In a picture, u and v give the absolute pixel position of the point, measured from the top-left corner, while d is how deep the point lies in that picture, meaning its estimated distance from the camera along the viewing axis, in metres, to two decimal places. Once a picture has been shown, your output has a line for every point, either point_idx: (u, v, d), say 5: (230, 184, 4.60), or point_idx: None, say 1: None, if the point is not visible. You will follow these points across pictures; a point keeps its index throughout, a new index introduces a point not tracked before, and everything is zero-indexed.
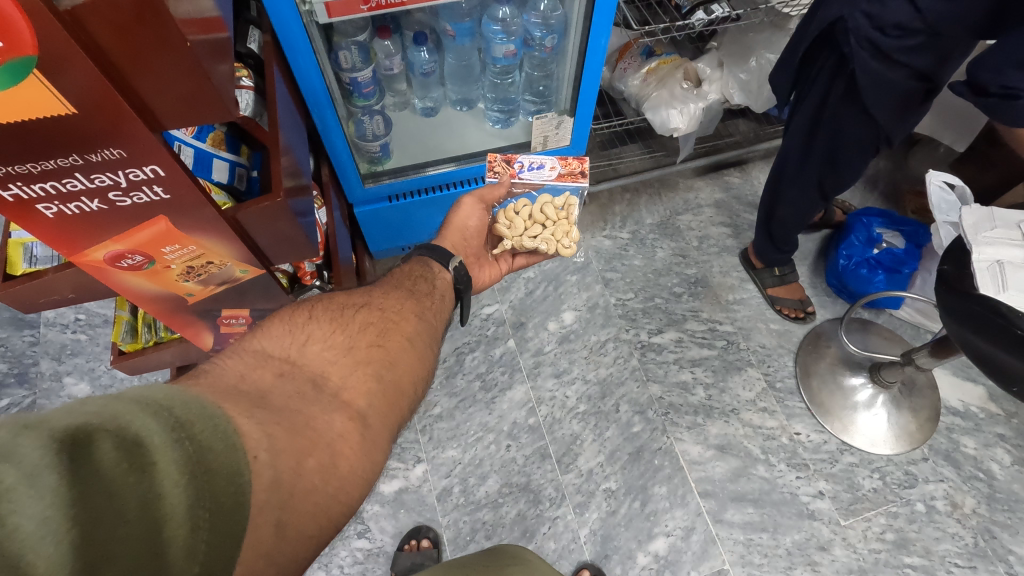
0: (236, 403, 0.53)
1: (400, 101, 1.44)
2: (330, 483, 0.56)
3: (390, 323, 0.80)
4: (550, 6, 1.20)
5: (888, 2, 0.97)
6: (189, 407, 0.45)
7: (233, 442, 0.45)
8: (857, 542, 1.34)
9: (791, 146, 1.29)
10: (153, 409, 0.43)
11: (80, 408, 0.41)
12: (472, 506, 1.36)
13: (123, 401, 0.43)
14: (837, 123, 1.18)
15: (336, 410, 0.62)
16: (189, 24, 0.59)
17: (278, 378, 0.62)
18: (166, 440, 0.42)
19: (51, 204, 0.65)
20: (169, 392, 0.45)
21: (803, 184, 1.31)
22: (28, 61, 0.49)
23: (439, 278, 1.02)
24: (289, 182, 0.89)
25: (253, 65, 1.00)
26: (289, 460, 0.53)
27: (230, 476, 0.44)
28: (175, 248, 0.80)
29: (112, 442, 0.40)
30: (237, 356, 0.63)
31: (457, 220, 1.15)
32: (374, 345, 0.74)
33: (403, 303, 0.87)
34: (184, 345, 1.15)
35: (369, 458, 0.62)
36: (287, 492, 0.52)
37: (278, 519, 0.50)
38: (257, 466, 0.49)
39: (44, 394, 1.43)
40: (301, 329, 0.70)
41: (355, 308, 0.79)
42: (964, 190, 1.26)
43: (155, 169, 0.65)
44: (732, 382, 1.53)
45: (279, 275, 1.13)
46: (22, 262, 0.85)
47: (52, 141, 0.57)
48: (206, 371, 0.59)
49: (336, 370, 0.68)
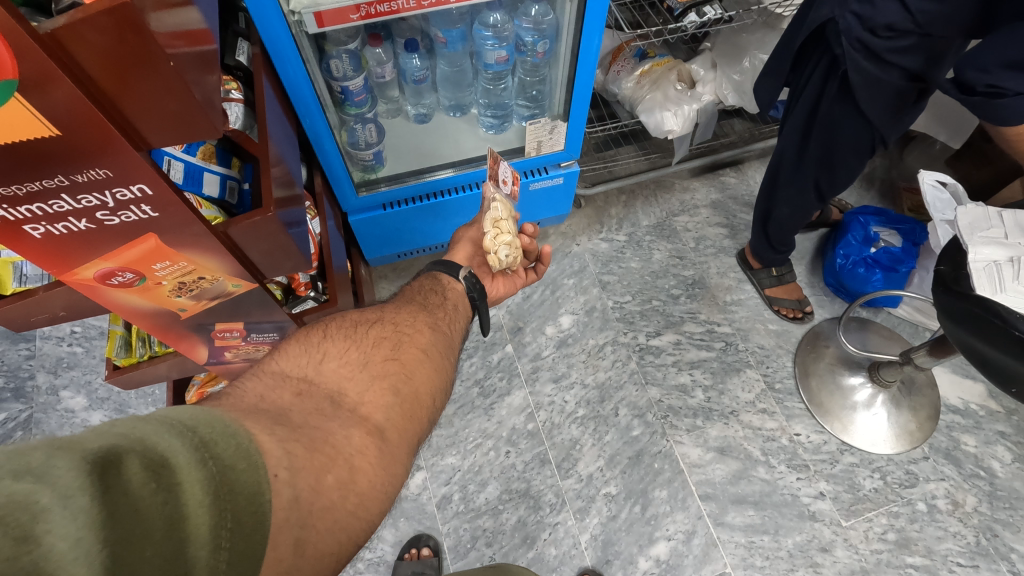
0: (257, 421, 0.52)
1: (392, 108, 1.43)
2: (349, 500, 0.56)
3: (404, 336, 0.79)
4: (541, 11, 1.20)
5: (878, 3, 0.96)
6: (213, 424, 0.44)
7: (256, 461, 0.44)
8: (858, 543, 1.34)
9: (786, 146, 1.28)
10: (178, 429, 0.42)
11: (109, 429, 0.40)
12: (472, 514, 1.35)
13: (150, 421, 0.42)
14: (831, 124, 1.17)
15: (353, 425, 0.62)
16: (172, 39, 0.59)
17: (297, 397, 0.62)
18: (192, 460, 0.41)
19: (38, 225, 0.64)
20: (195, 412, 0.45)
21: (799, 184, 1.30)
22: (9, 84, 0.48)
23: (451, 289, 1.01)
24: (280, 194, 0.88)
25: (241, 77, 0.98)
26: (308, 477, 0.52)
27: (252, 495, 0.43)
28: (166, 264, 0.79)
29: (139, 462, 0.40)
30: (257, 378, 0.63)
31: (471, 235, 1.15)
32: (389, 359, 0.73)
33: (416, 316, 0.86)
34: (180, 359, 1.14)
35: (387, 472, 0.61)
36: (306, 510, 0.51)
37: (298, 537, 0.50)
38: (277, 484, 0.49)
39: (42, 408, 1.43)
40: (317, 347, 0.70)
41: (369, 324, 0.79)
42: (957, 188, 1.27)
43: (142, 188, 0.65)
44: (731, 384, 1.53)
45: (272, 287, 1.15)
46: (12, 281, 0.84)
47: (40, 162, 0.57)
48: (226, 395, 0.59)
49: (354, 386, 0.67)
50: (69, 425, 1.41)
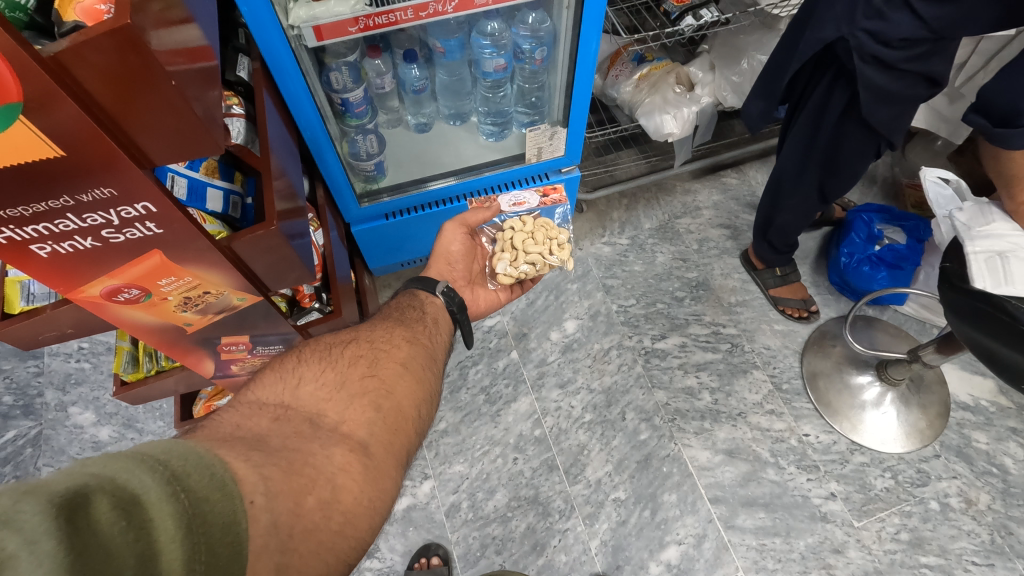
0: (231, 448, 0.53)
1: (392, 118, 1.44)
2: (333, 519, 0.56)
3: (380, 352, 0.79)
4: (539, 18, 1.21)
5: (891, 18, 0.97)
6: (185, 458, 0.46)
7: (230, 491, 0.46)
8: (871, 543, 1.33)
9: (788, 157, 1.28)
10: (149, 464, 0.43)
11: (80, 469, 0.41)
12: (481, 521, 1.35)
13: (118, 460, 0.43)
14: (837, 135, 1.18)
15: (335, 443, 0.62)
16: (171, 57, 0.59)
17: (275, 423, 0.62)
18: (163, 494, 0.42)
19: (44, 244, 0.65)
20: (167, 446, 0.46)
21: (803, 192, 1.31)
22: (13, 108, 0.49)
23: (428, 304, 1.01)
24: (283, 206, 0.90)
25: (242, 92, 0.99)
26: (286, 501, 0.53)
27: (227, 526, 0.44)
28: (171, 280, 0.80)
29: (109, 500, 0.40)
30: (235, 408, 0.63)
31: (440, 248, 1.13)
32: (367, 376, 0.74)
33: (393, 331, 0.86)
34: (187, 373, 1.15)
35: (375, 487, 0.62)
36: (286, 534, 0.52)
37: (279, 562, 0.50)
38: (254, 510, 0.49)
39: (50, 424, 1.43)
40: (292, 372, 0.70)
41: (343, 344, 0.79)
42: (960, 183, 1.32)
43: (146, 206, 0.65)
44: (738, 386, 1.52)
45: (277, 300, 1.16)
46: (20, 300, 0.85)
47: (42, 183, 0.57)
48: (202, 426, 0.59)
49: (332, 406, 0.67)
50: (78, 442, 1.41)
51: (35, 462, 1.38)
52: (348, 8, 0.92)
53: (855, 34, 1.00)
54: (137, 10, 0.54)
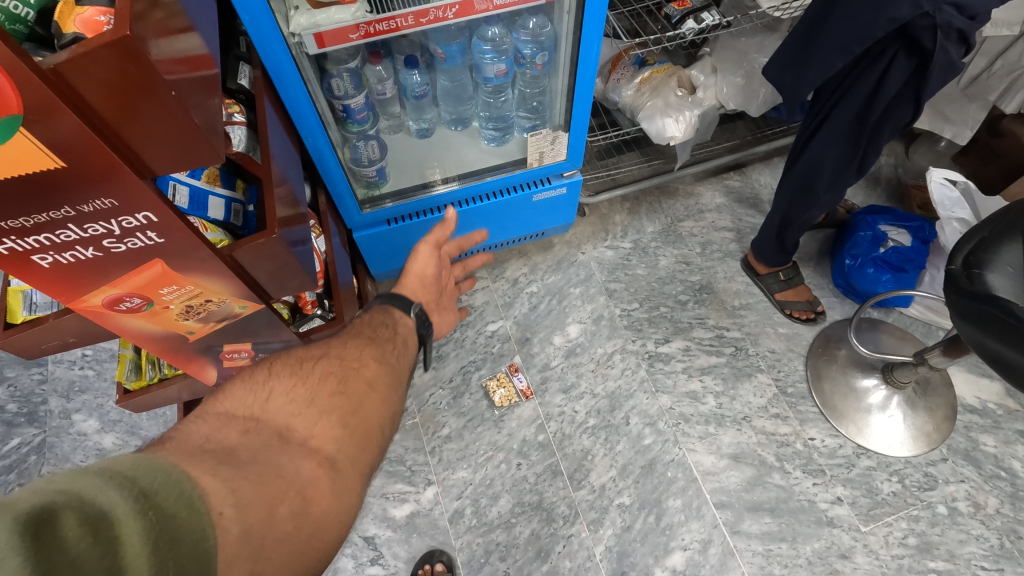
0: (200, 462, 0.52)
1: (394, 124, 1.44)
2: (302, 530, 0.57)
3: (350, 370, 0.77)
4: (539, 23, 1.21)
5: None
6: (153, 474, 0.45)
7: (198, 508, 0.46)
8: (878, 548, 1.32)
9: (826, 155, 1.24)
10: (117, 480, 0.43)
11: (47, 485, 0.41)
12: (485, 528, 1.34)
13: (84, 475, 0.43)
14: (882, 126, 1.16)
15: (305, 457, 0.62)
16: (172, 66, 0.59)
17: (244, 435, 0.62)
18: (131, 511, 0.42)
19: (46, 255, 0.65)
20: (136, 461, 0.46)
21: (836, 187, 1.29)
22: (14, 120, 0.49)
23: (400, 324, 0.99)
24: (284, 213, 0.90)
25: (243, 100, 0.99)
26: (257, 511, 0.53)
27: (195, 542, 0.45)
28: (173, 289, 0.80)
29: (75, 517, 0.40)
30: (200, 420, 0.62)
31: (415, 267, 1.11)
32: (336, 393, 0.72)
33: (363, 349, 0.84)
34: (189, 380, 1.15)
35: (341, 501, 0.62)
36: (257, 543, 0.52)
37: (251, 570, 0.51)
38: (223, 521, 0.49)
39: (55, 432, 1.43)
40: (262, 385, 0.69)
41: (314, 359, 0.77)
42: (965, 185, 1.39)
43: (147, 216, 0.65)
44: (743, 390, 1.51)
45: (280, 306, 1.16)
46: (22, 310, 0.86)
47: (43, 194, 0.57)
48: (170, 438, 0.58)
49: (302, 422, 0.66)
50: (82, 448, 1.42)
51: (39, 468, 1.38)
52: (349, 14, 0.92)
53: (940, 9, 0.96)
54: (137, 19, 0.54)
